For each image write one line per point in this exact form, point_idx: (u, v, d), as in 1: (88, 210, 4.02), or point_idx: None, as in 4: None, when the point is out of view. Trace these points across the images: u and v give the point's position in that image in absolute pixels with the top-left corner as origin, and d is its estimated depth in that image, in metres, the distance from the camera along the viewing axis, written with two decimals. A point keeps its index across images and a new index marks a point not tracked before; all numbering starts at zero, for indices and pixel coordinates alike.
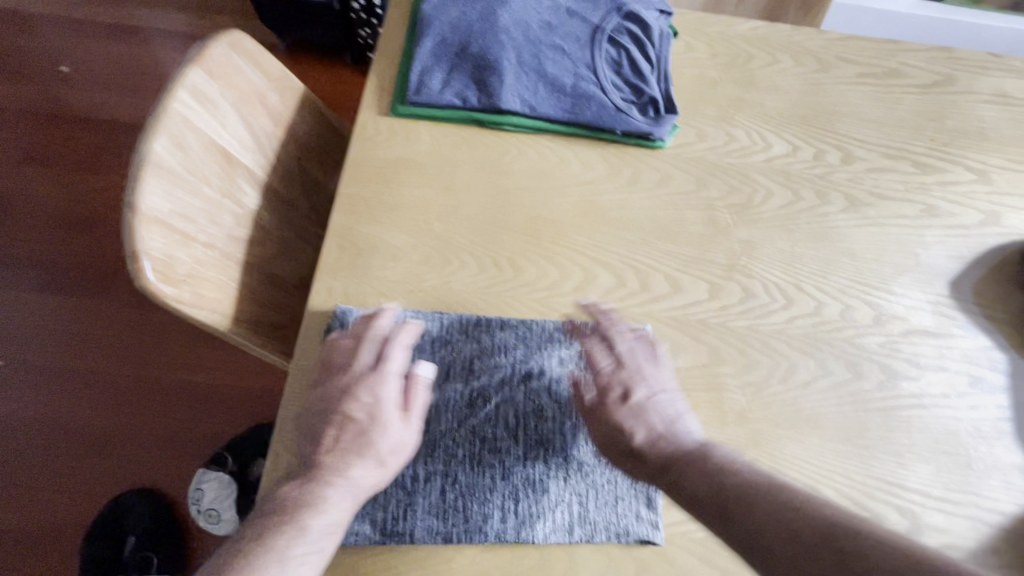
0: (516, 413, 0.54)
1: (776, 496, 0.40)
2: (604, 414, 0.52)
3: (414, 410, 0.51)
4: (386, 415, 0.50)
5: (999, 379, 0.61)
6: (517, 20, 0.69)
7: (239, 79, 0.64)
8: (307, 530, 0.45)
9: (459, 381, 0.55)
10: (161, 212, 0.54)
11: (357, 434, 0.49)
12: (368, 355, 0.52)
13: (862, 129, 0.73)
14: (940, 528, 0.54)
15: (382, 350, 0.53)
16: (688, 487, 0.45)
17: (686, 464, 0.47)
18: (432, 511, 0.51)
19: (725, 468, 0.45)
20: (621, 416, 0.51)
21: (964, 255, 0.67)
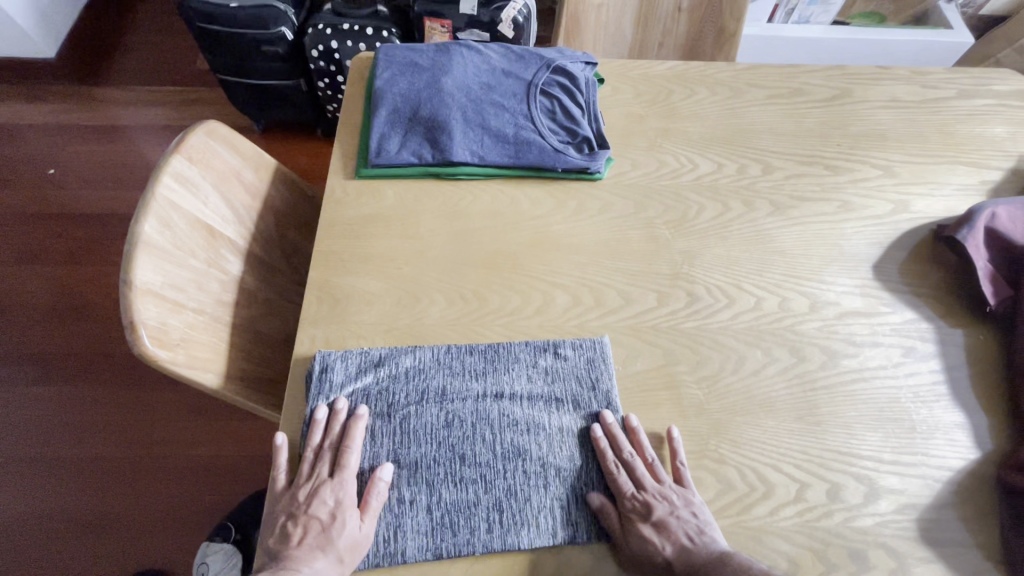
0: (492, 427, 0.59)
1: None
2: (629, 530, 0.55)
3: (370, 504, 0.55)
4: (345, 513, 0.54)
5: (929, 347, 0.67)
6: (459, 84, 0.78)
7: (217, 161, 0.72)
8: None
9: (435, 406, 0.60)
10: (153, 284, 0.60)
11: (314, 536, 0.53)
12: (323, 464, 0.57)
13: (777, 143, 0.82)
14: (897, 490, 0.59)
15: (338, 457, 0.57)
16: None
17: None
18: (421, 530, 0.54)
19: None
20: (646, 533, 0.54)
21: (882, 241, 0.74)
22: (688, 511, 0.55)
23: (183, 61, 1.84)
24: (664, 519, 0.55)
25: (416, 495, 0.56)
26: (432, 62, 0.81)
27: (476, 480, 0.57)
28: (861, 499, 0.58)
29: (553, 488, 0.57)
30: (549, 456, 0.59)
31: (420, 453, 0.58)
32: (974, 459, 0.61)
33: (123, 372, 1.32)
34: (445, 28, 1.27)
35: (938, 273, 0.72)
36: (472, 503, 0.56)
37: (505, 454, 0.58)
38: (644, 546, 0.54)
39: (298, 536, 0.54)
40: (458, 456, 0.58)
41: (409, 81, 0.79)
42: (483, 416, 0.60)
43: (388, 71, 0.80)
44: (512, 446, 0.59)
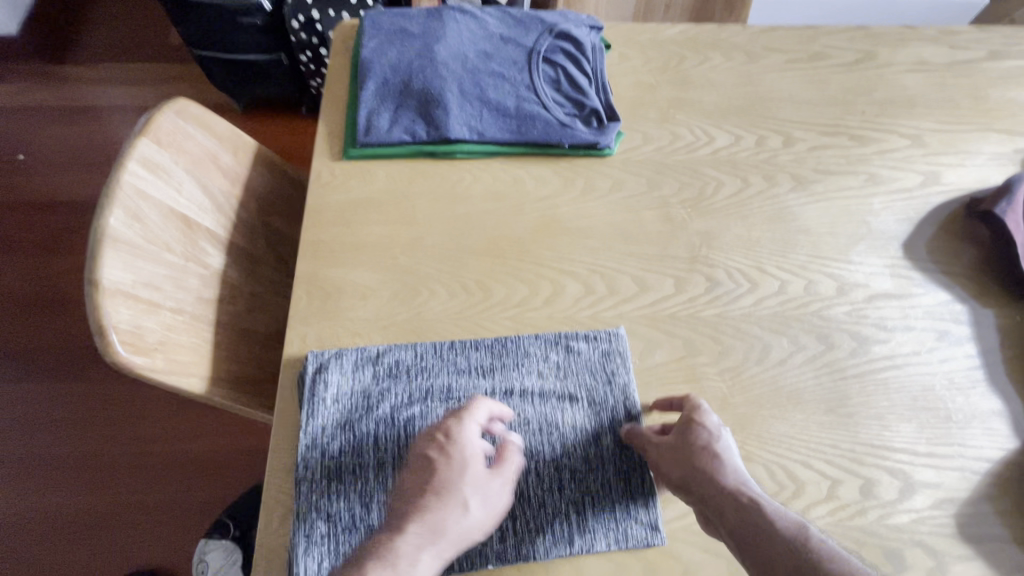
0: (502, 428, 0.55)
1: (793, 547, 0.42)
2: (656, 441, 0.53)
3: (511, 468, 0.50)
4: (494, 482, 0.49)
5: (964, 330, 0.63)
6: (454, 52, 0.71)
7: (190, 143, 0.65)
8: None
9: (440, 406, 0.55)
10: (124, 284, 0.54)
11: (449, 518, 0.47)
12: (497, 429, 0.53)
13: (798, 112, 0.76)
14: (932, 484, 0.55)
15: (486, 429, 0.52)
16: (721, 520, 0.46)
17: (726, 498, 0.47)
18: None
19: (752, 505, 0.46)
20: (675, 443, 0.52)
21: (911, 216, 0.70)
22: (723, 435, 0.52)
23: (153, 36, 1.72)
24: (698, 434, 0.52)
25: None
26: (424, 28, 0.73)
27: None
28: (896, 495, 0.55)
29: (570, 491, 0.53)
30: (564, 457, 0.54)
31: None
32: (1012, 449, 0.58)
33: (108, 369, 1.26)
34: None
35: (971, 249, 0.68)
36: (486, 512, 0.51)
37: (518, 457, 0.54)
38: (669, 460, 0.51)
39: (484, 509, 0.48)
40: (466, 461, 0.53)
41: (399, 50, 0.72)
42: None
43: (375, 39, 0.73)
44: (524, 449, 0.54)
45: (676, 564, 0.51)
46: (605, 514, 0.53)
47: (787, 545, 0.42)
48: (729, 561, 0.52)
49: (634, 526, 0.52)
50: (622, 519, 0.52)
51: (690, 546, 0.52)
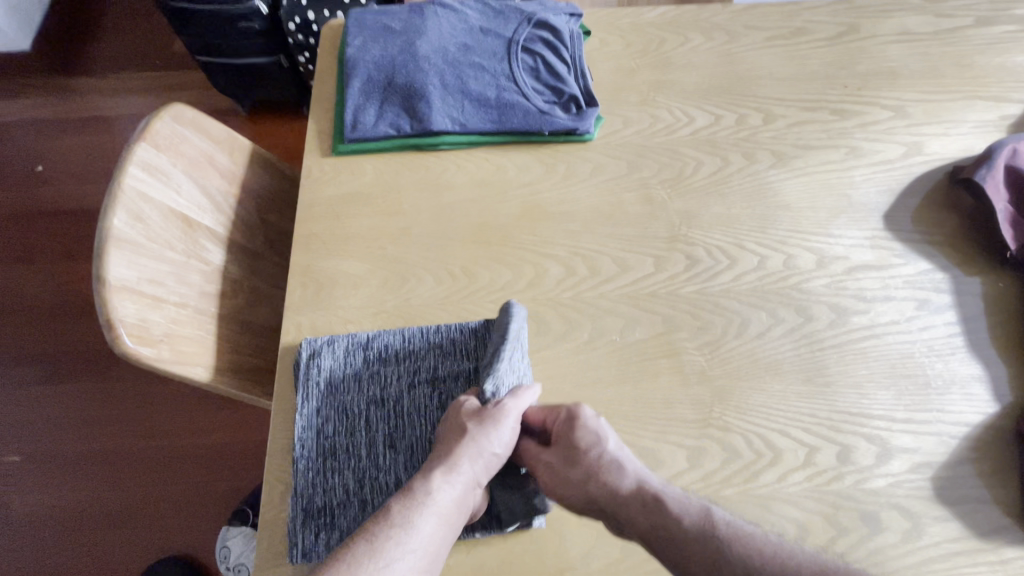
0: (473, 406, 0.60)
1: (704, 539, 0.49)
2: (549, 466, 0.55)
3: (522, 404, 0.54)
4: (506, 417, 0.53)
5: (944, 299, 0.63)
6: (435, 46, 0.73)
7: (186, 146, 0.69)
8: (422, 526, 0.48)
9: (427, 387, 0.58)
10: (129, 280, 0.58)
11: (472, 450, 0.51)
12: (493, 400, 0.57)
13: (779, 89, 0.76)
14: (909, 448, 0.56)
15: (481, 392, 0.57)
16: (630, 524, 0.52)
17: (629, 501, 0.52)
18: None
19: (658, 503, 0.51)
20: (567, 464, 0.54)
21: (893, 188, 0.70)
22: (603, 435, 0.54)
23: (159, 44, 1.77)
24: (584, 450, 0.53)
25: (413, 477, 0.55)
26: (406, 25, 0.76)
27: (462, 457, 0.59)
28: (873, 460, 0.56)
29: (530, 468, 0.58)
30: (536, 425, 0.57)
31: (415, 435, 0.56)
32: (991, 413, 0.58)
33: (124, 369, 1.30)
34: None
35: (954, 218, 0.68)
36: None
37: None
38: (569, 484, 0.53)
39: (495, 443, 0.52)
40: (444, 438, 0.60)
41: (382, 47, 0.74)
42: None
43: (359, 37, 0.75)
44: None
45: None
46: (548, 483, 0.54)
47: (701, 542, 0.49)
48: None
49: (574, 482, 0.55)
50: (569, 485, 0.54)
51: None
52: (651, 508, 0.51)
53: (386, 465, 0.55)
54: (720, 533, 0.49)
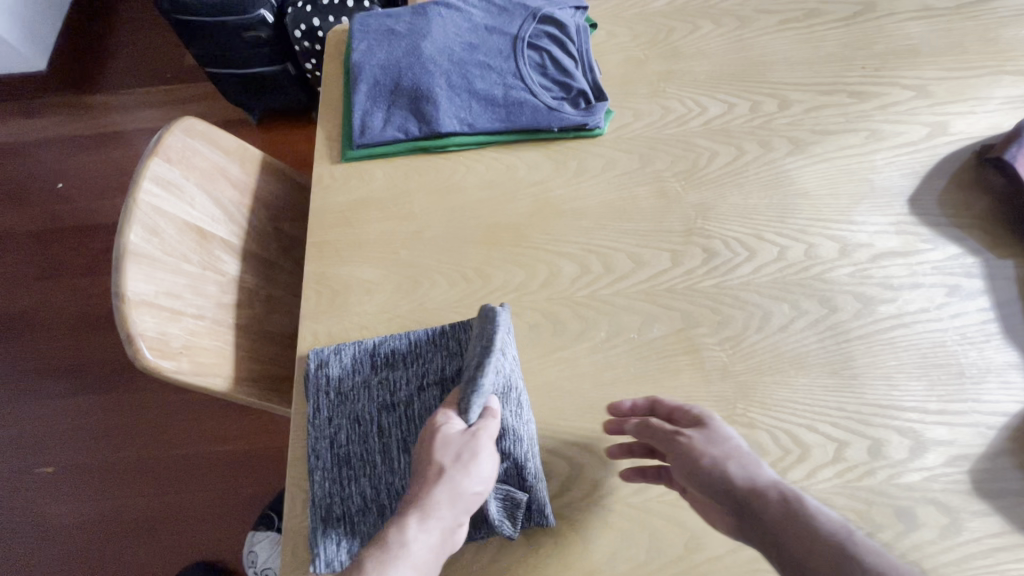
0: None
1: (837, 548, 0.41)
2: (681, 449, 0.51)
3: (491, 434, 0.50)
4: (476, 453, 0.49)
5: (975, 284, 0.61)
6: (440, 47, 0.73)
7: (198, 158, 0.69)
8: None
9: (436, 388, 0.57)
10: (147, 294, 0.58)
11: (446, 494, 0.48)
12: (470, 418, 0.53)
13: (793, 74, 0.74)
14: (944, 441, 0.54)
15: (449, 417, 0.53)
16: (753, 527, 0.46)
17: (760, 497, 0.46)
18: None
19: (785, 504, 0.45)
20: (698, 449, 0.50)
21: (917, 170, 0.67)
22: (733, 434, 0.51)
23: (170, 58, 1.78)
24: (714, 440, 0.51)
25: None
26: (410, 27, 0.75)
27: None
28: (906, 454, 0.54)
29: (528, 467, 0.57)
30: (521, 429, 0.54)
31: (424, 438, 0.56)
32: None
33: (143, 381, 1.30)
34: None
35: (983, 200, 0.66)
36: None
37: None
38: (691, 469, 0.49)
39: (469, 484, 0.48)
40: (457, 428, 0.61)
41: (388, 50, 0.74)
42: None
43: (364, 42, 0.75)
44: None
45: (682, 531, 0.52)
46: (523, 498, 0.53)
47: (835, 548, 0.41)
48: None
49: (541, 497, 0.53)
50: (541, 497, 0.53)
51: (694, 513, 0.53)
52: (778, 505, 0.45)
53: (401, 469, 0.55)
54: (824, 527, 0.43)
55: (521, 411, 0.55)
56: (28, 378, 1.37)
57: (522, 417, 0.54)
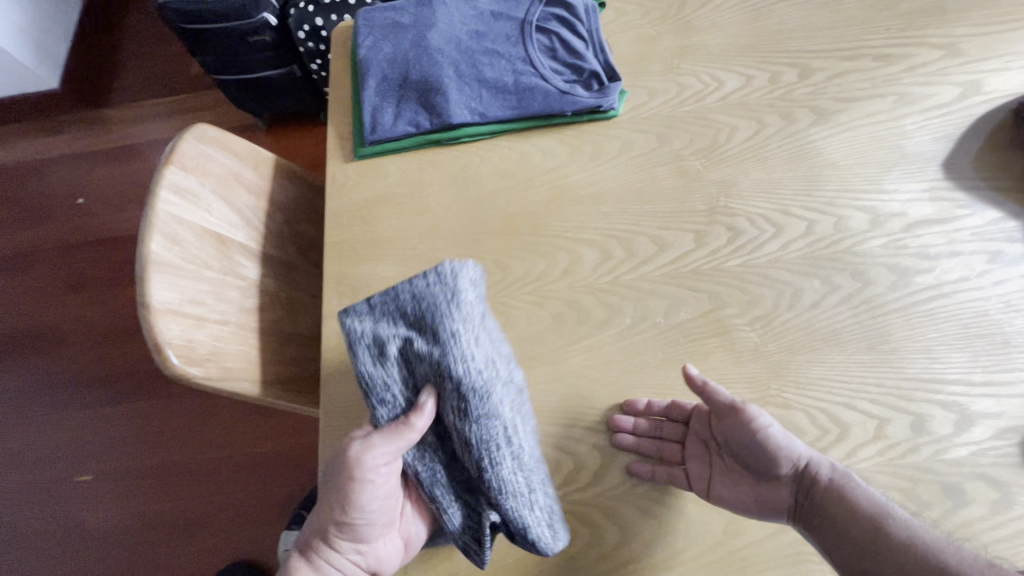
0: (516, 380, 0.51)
1: (872, 525, 0.47)
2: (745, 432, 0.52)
3: (363, 468, 0.49)
4: (357, 485, 0.50)
5: (1018, 249, 0.58)
6: (447, 37, 0.72)
7: (213, 165, 0.69)
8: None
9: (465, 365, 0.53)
10: (171, 302, 0.59)
11: (334, 529, 0.52)
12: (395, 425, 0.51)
13: (813, 40, 0.71)
14: (992, 414, 0.52)
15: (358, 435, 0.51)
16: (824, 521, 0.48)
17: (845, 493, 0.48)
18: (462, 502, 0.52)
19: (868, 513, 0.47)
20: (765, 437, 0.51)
21: (950, 133, 0.64)
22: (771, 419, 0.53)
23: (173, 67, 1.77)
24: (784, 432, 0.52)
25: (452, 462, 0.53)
26: (415, 19, 0.74)
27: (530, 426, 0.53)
28: (951, 429, 0.52)
29: (531, 470, 0.49)
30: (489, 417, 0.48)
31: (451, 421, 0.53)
32: None
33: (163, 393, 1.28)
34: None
35: (1021, 161, 0.63)
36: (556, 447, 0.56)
37: (522, 408, 0.50)
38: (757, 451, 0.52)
39: (357, 517, 0.51)
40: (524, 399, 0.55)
41: (394, 44, 0.73)
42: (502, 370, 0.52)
43: (370, 37, 0.74)
44: (523, 399, 0.51)
45: (719, 516, 0.52)
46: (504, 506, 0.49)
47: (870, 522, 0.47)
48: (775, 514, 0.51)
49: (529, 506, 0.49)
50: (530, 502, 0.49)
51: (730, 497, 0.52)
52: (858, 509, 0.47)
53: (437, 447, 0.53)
54: (863, 504, 0.47)
55: (471, 410, 0.47)
56: (62, 390, 1.41)
57: (468, 418, 0.47)
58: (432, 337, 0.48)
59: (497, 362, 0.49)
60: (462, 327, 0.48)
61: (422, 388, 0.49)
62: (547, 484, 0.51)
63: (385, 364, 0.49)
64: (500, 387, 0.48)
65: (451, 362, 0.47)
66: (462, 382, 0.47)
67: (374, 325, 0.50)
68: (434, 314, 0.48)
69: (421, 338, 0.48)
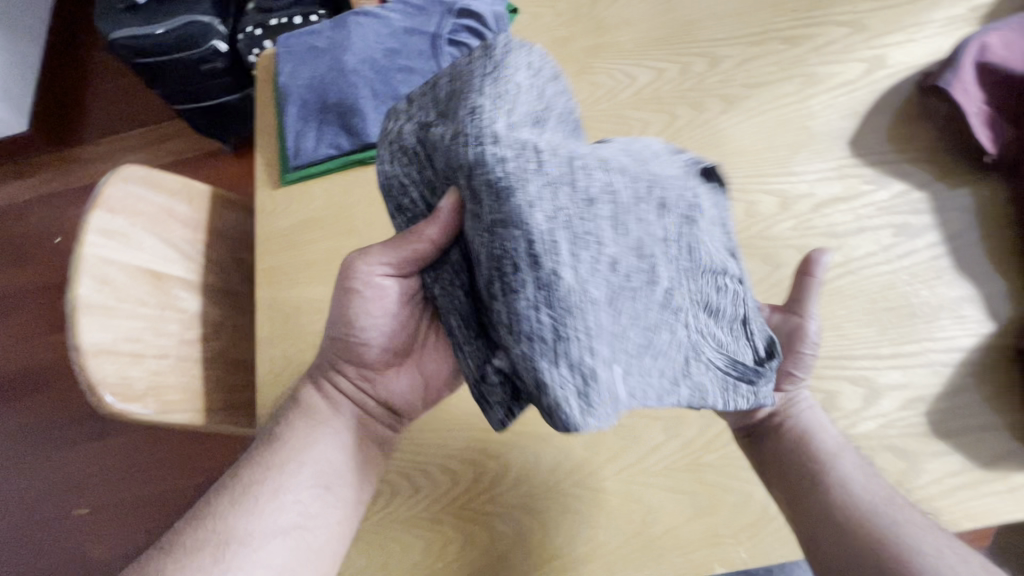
0: (608, 186, 0.36)
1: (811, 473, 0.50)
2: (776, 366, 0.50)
3: (357, 284, 0.49)
4: (345, 329, 0.52)
5: (924, 220, 0.60)
6: (361, 57, 0.72)
7: (142, 202, 0.71)
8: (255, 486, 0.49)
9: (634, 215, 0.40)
10: (105, 342, 0.61)
11: (342, 352, 0.53)
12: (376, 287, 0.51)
13: (722, 27, 0.71)
14: (899, 384, 0.54)
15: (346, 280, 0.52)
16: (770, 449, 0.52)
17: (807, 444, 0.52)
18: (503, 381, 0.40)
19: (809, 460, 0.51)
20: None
21: (856, 110, 0.65)
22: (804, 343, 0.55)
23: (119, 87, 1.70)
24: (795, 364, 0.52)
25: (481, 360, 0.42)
26: (330, 41, 0.75)
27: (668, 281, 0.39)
28: (861, 403, 0.54)
29: (569, 314, 0.34)
30: (522, 208, 0.33)
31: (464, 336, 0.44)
32: (987, 334, 0.56)
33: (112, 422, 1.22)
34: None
35: (925, 133, 0.64)
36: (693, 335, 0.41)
37: (609, 233, 0.36)
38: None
39: (350, 330, 0.52)
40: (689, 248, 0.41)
41: (311, 69, 0.74)
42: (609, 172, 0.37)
43: (287, 63, 0.75)
44: (580, 213, 0.35)
45: (639, 506, 0.53)
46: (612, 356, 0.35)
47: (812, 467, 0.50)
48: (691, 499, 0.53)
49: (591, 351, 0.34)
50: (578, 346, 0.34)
51: (650, 487, 0.54)
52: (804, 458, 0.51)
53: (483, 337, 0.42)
54: (817, 451, 0.51)
55: (483, 213, 0.35)
56: (49, 429, 1.44)
57: (485, 218, 0.34)
58: (452, 117, 0.38)
59: (539, 152, 0.35)
60: (489, 102, 0.36)
61: (445, 193, 0.40)
62: (624, 332, 0.37)
63: (406, 172, 0.42)
64: (536, 185, 0.34)
65: (465, 142, 0.35)
66: (481, 162, 0.34)
67: (404, 124, 0.43)
68: (462, 95, 0.37)
69: (440, 123, 0.39)
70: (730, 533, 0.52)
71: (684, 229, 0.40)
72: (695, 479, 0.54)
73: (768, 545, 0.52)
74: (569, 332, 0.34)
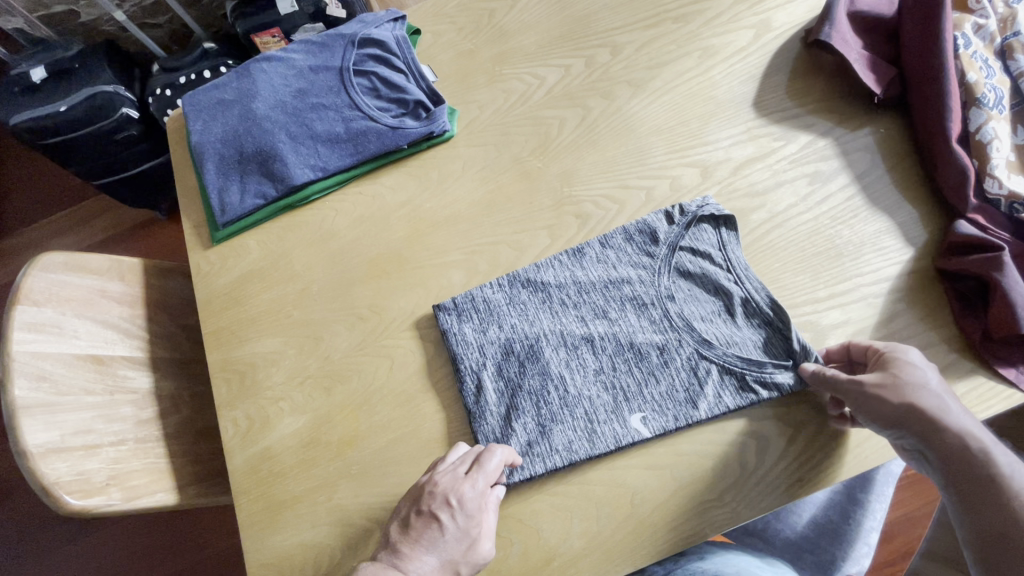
0: (593, 314, 0.61)
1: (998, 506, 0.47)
2: (856, 395, 0.50)
3: (491, 469, 0.53)
4: (468, 522, 0.52)
5: (833, 165, 0.65)
6: (272, 102, 0.72)
7: (69, 287, 0.67)
8: None
9: (619, 297, 0.61)
10: (54, 442, 0.56)
11: (460, 535, 0.51)
12: (488, 394, 0.59)
13: (617, 17, 0.74)
14: (839, 323, 0.58)
15: (478, 460, 0.53)
16: (939, 453, 0.49)
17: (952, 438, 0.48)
18: (543, 451, 0.55)
19: (970, 451, 0.48)
20: (874, 391, 0.50)
21: (754, 73, 0.69)
22: (927, 371, 0.51)
23: (25, 165, 1.56)
24: (907, 379, 0.50)
25: (521, 405, 0.58)
26: (237, 92, 0.74)
27: (648, 359, 0.58)
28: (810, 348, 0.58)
29: (585, 401, 0.57)
30: (545, 367, 0.59)
31: (520, 381, 0.59)
32: (909, 259, 0.60)
33: (63, 531, 1.11)
34: (277, 37, 1.07)
35: (820, 84, 0.68)
36: (691, 371, 0.57)
37: (594, 347, 0.59)
38: (869, 417, 0.50)
39: (447, 511, 0.51)
40: (672, 328, 0.59)
41: (222, 121, 0.72)
42: (595, 286, 0.62)
43: (198, 120, 0.73)
44: (564, 331, 0.60)
45: (625, 490, 0.54)
46: (622, 403, 0.56)
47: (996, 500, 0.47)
48: (672, 471, 0.55)
49: (591, 412, 0.56)
50: (581, 406, 0.57)
51: (633, 470, 0.55)
52: (963, 454, 0.48)
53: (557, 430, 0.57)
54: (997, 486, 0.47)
55: (526, 384, 0.59)
56: None
57: (522, 366, 0.59)
58: (491, 316, 0.62)
59: (548, 328, 0.61)
60: (511, 306, 0.62)
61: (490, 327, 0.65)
62: (613, 396, 0.57)
63: (484, 388, 0.59)
64: (543, 330, 0.61)
65: (503, 341, 0.61)
66: (523, 373, 0.59)
67: (461, 322, 0.62)
68: (494, 305, 0.63)
69: (490, 325, 0.62)
70: (715, 496, 0.54)
71: (659, 301, 0.60)
72: (675, 452, 0.55)
73: (754, 498, 0.53)
74: (581, 412, 0.57)
